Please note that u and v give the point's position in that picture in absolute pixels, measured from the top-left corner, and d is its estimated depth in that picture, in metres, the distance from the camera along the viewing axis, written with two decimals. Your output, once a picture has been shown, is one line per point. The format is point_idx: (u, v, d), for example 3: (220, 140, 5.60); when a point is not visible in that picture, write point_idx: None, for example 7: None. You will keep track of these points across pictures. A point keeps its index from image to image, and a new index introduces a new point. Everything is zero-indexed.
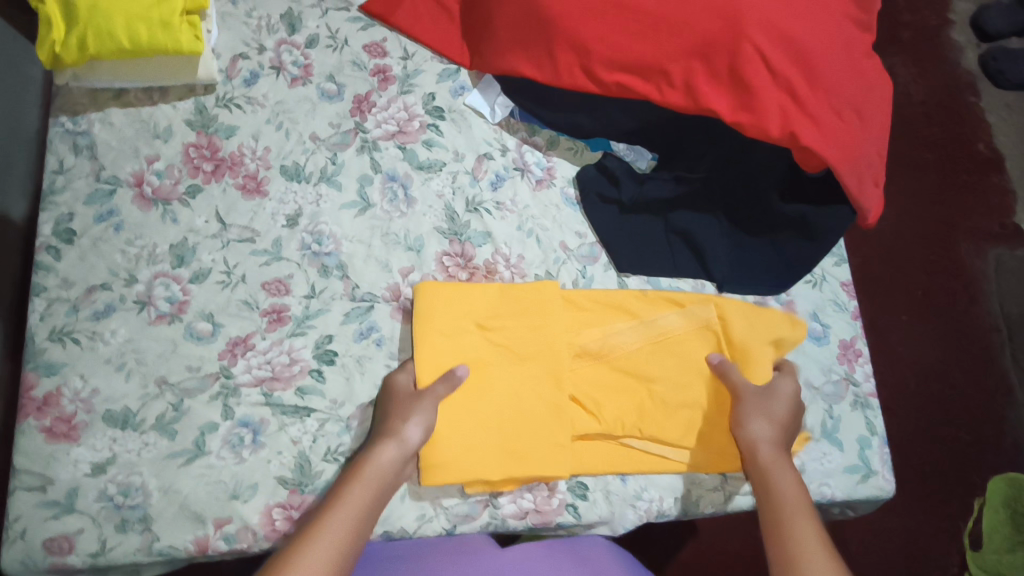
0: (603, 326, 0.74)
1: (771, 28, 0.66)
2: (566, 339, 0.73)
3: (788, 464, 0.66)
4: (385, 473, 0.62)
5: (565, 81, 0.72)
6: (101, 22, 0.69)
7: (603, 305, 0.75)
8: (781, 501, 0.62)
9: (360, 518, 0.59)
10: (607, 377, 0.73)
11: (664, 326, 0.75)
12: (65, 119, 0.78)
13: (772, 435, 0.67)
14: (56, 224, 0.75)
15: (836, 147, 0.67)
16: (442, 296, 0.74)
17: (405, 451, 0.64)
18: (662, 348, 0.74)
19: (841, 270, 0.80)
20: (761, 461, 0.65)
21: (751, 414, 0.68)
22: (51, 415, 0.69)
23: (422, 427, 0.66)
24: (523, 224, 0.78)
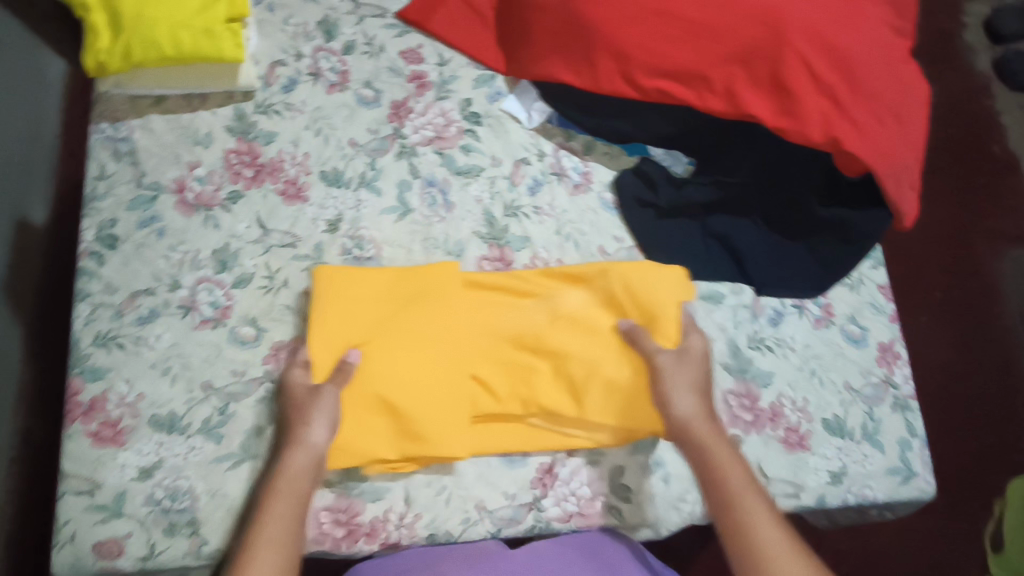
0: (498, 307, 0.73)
1: (814, 34, 0.66)
2: (475, 321, 0.73)
3: (723, 436, 0.64)
4: (301, 477, 0.61)
5: (605, 87, 0.73)
6: (145, 31, 0.70)
7: (512, 286, 0.75)
8: (723, 486, 0.61)
9: (294, 528, 0.58)
10: (524, 357, 0.73)
11: (574, 302, 0.74)
12: (105, 126, 0.78)
13: (698, 411, 0.65)
14: (99, 229, 0.75)
15: (877, 152, 0.67)
16: (339, 281, 0.72)
17: (316, 454, 0.63)
18: (572, 322, 0.74)
19: (879, 272, 0.81)
20: (694, 442, 0.63)
21: (669, 389, 0.67)
22: (97, 419, 0.70)
23: (325, 425, 0.65)
24: (561, 228, 0.78)
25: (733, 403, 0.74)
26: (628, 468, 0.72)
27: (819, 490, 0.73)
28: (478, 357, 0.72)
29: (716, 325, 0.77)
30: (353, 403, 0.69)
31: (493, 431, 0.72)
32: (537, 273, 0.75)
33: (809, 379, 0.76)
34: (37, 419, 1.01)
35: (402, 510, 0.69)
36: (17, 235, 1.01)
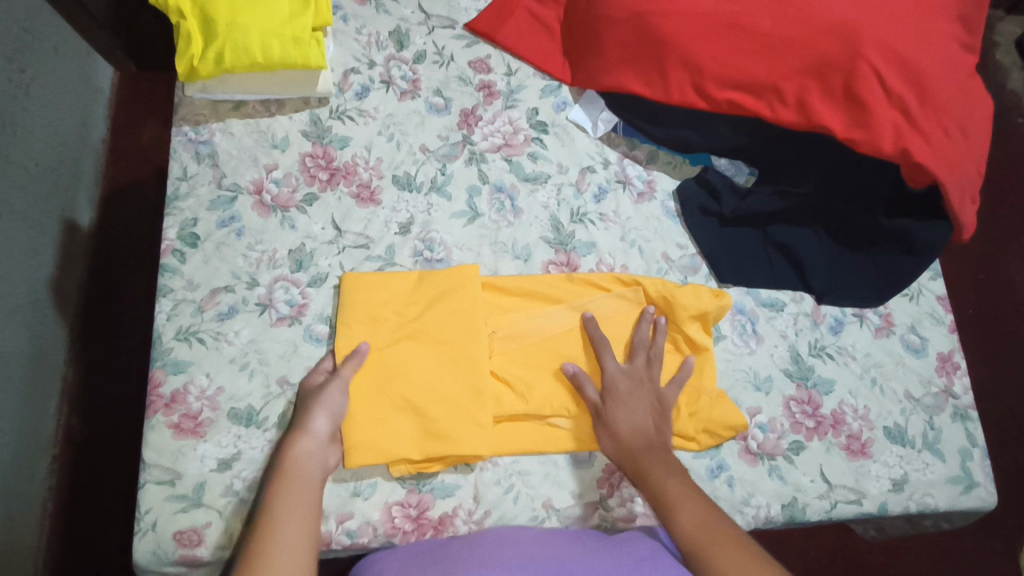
0: (526, 311, 0.76)
1: (888, 49, 0.69)
2: (505, 324, 0.75)
3: (660, 454, 0.68)
4: (308, 463, 0.64)
5: (676, 98, 0.76)
6: (238, 37, 0.73)
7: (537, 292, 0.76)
8: (664, 498, 0.64)
9: (303, 506, 0.60)
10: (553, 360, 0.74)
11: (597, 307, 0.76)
12: (188, 129, 0.81)
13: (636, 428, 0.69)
14: (181, 228, 0.78)
15: (945, 164, 0.69)
16: (372, 282, 0.75)
17: (321, 442, 0.65)
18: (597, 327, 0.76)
19: (938, 284, 0.82)
20: (635, 462, 0.68)
21: (615, 407, 0.70)
22: (178, 411, 0.72)
23: (328, 416, 0.67)
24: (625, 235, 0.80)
25: (796, 409, 0.75)
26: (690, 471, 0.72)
27: (881, 497, 0.73)
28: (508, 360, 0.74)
29: (778, 332, 0.78)
30: (379, 401, 0.70)
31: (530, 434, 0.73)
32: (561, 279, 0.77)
33: (870, 388, 0.77)
34: (78, 416, 1.05)
35: (472, 507, 0.70)
36: (66, 233, 1.10)
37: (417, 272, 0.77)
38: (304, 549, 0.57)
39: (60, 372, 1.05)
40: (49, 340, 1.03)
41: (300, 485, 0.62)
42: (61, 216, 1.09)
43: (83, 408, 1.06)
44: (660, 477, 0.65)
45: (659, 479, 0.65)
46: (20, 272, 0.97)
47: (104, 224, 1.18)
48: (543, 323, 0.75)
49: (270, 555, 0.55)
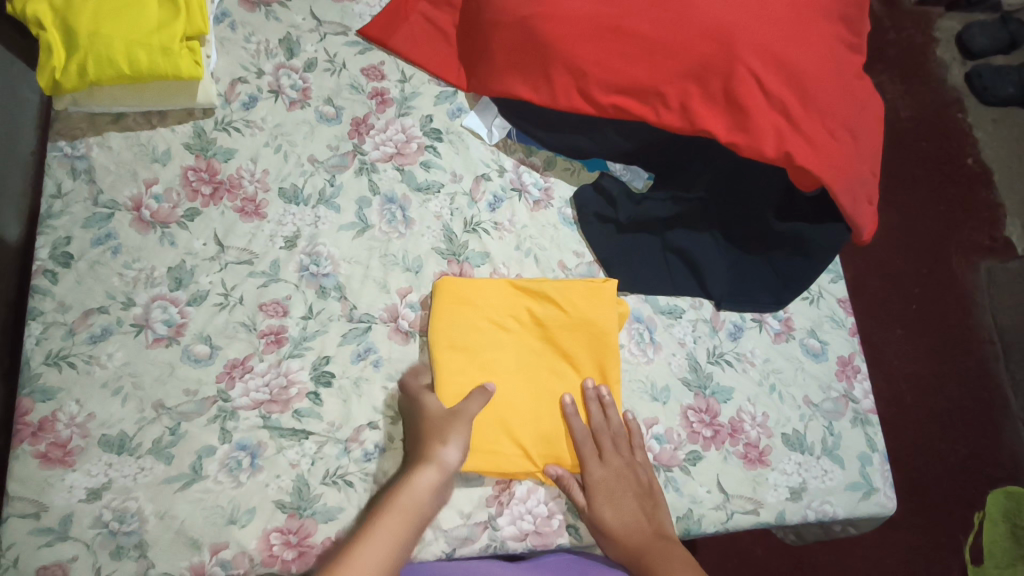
0: (467, 325, 0.73)
1: (765, 51, 0.67)
2: (461, 347, 0.72)
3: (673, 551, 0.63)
4: (418, 496, 0.61)
5: (563, 103, 0.75)
6: (100, 49, 0.70)
7: (479, 311, 0.73)
8: None
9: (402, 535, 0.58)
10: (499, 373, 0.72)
11: (547, 317, 0.74)
12: (63, 144, 0.78)
13: (630, 517, 0.66)
14: (53, 247, 0.74)
15: (831, 167, 0.68)
16: (459, 288, 0.73)
17: (442, 473, 0.63)
18: (552, 331, 0.74)
19: (838, 286, 0.81)
20: (637, 562, 0.63)
21: (599, 499, 0.67)
22: (45, 440, 0.68)
23: (458, 446, 0.65)
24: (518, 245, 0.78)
25: (693, 419, 0.74)
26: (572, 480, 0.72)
27: (779, 506, 0.72)
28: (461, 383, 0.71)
29: (676, 340, 0.77)
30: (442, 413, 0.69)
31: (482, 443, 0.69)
32: (503, 287, 0.74)
33: (768, 394, 0.76)
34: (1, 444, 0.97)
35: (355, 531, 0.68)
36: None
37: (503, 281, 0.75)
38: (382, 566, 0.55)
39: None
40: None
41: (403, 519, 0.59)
42: None
43: None
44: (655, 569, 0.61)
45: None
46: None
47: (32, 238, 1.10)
48: (488, 339, 0.73)
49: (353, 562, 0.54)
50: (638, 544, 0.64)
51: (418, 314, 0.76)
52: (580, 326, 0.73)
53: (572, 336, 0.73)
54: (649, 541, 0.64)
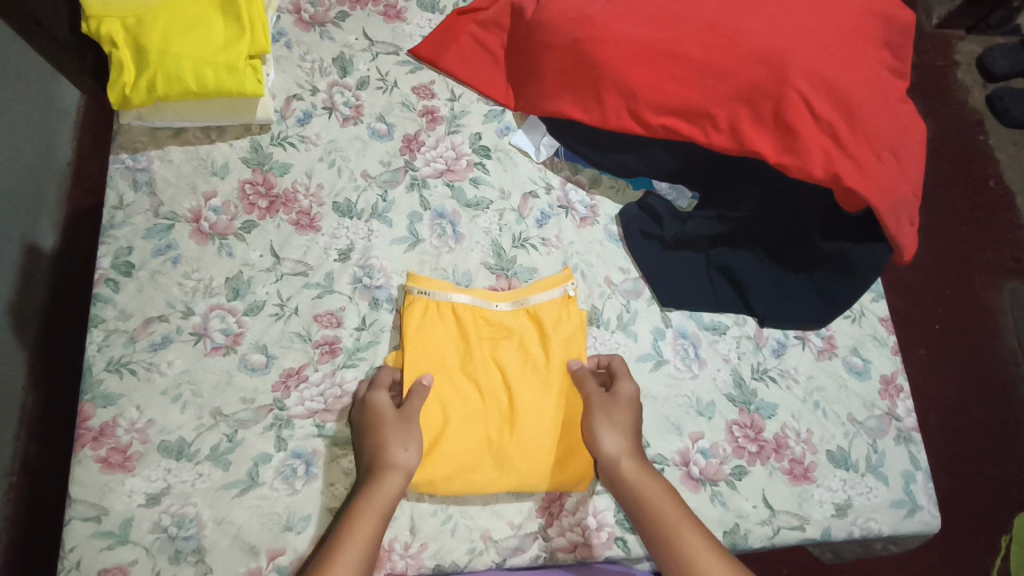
0: (457, 333, 0.73)
1: (814, 76, 0.69)
2: (464, 362, 0.73)
3: (652, 472, 0.66)
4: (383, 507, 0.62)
5: (612, 124, 0.77)
6: (170, 66, 0.73)
7: (513, 352, 0.73)
8: (666, 525, 0.62)
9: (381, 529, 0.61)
10: (474, 452, 0.69)
11: (535, 415, 0.71)
12: (125, 156, 0.81)
13: (629, 449, 0.68)
14: (115, 256, 0.77)
15: (877, 189, 0.69)
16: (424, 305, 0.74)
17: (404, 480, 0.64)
18: (523, 424, 0.70)
19: (879, 305, 0.82)
20: (630, 480, 0.65)
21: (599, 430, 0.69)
22: (106, 445, 0.69)
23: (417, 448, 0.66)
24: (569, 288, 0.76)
25: (738, 434, 0.75)
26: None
27: (825, 522, 0.72)
28: (433, 373, 0.71)
29: (721, 356, 0.78)
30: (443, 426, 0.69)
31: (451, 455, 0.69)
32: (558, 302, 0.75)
33: (813, 411, 0.77)
34: (36, 444, 1.07)
35: (407, 539, 0.68)
36: (25, 258, 1.11)
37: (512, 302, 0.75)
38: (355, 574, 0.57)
39: (18, 400, 1.07)
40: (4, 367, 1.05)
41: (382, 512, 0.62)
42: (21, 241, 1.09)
43: (41, 435, 1.08)
44: (649, 490, 0.64)
45: (650, 499, 0.64)
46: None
47: (65, 247, 1.18)
48: (513, 359, 0.73)
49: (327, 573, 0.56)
50: (630, 469, 0.66)
51: None
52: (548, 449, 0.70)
53: (528, 458, 0.69)
54: (643, 466, 0.67)
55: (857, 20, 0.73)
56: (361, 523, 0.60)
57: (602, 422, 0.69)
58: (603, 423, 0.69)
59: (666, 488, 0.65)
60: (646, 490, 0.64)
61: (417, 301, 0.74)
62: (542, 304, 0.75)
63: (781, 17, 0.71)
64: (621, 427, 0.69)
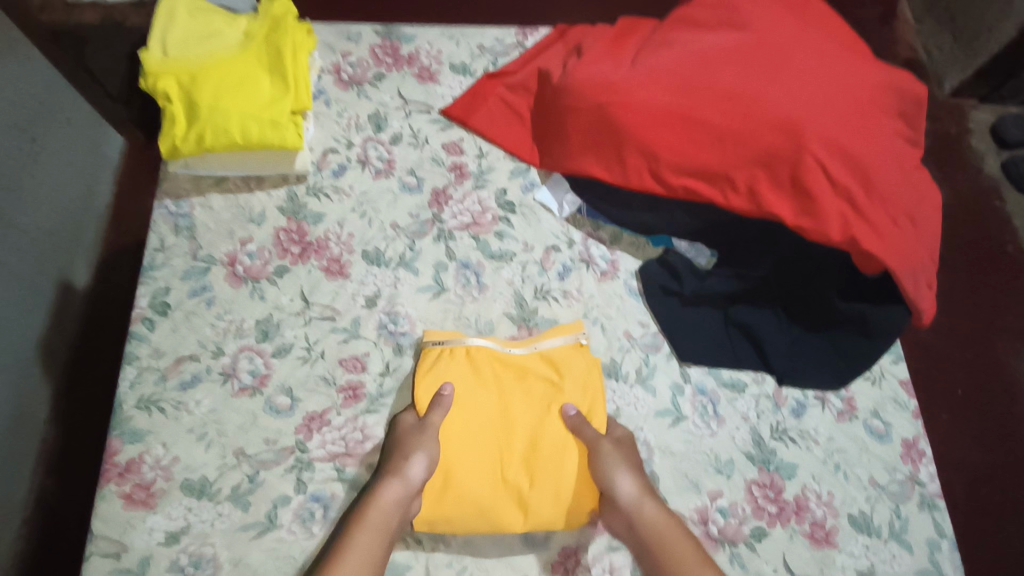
0: (473, 376, 0.76)
1: (831, 143, 0.72)
2: (475, 403, 0.75)
3: (671, 517, 0.69)
4: (387, 518, 0.66)
5: (634, 183, 0.80)
6: (219, 121, 0.78)
7: (525, 392, 0.76)
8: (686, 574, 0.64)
9: (377, 542, 0.64)
10: (493, 491, 0.71)
11: (549, 454, 0.73)
12: (169, 202, 0.85)
13: (645, 493, 0.69)
14: (153, 296, 0.80)
15: (895, 253, 0.71)
16: (440, 352, 0.77)
17: (409, 488, 0.68)
18: (540, 462, 0.72)
19: (900, 368, 0.82)
20: (650, 527, 0.68)
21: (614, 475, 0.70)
22: (131, 481, 0.71)
23: (424, 461, 0.69)
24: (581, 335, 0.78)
25: (757, 494, 0.74)
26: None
27: None
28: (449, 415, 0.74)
29: (739, 414, 0.78)
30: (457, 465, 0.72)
31: (473, 494, 0.71)
32: (570, 348, 0.78)
33: (833, 474, 0.76)
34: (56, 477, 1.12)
35: None
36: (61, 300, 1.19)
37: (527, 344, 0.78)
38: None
39: None
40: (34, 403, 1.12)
41: (379, 526, 0.65)
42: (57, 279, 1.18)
43: None
44: (667, 537, 0.67)
45: (669, 548, 0.66)
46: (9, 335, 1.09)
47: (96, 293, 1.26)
48: (526, 397, 0.75)
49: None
50: (647, 513, 0.68)
51: None
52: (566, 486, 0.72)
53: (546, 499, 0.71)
54: (661, 509, 0.69)
55: (872, 91, 0.76)
56: (356, 537, 0.64)
57: (614, 468, 0.70)
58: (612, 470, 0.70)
59: (681, 532, 0.68)
60: (666, 535, 0.67)
61: (430, 348, 0.77)
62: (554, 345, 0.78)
63: (797, 86, 0.74)
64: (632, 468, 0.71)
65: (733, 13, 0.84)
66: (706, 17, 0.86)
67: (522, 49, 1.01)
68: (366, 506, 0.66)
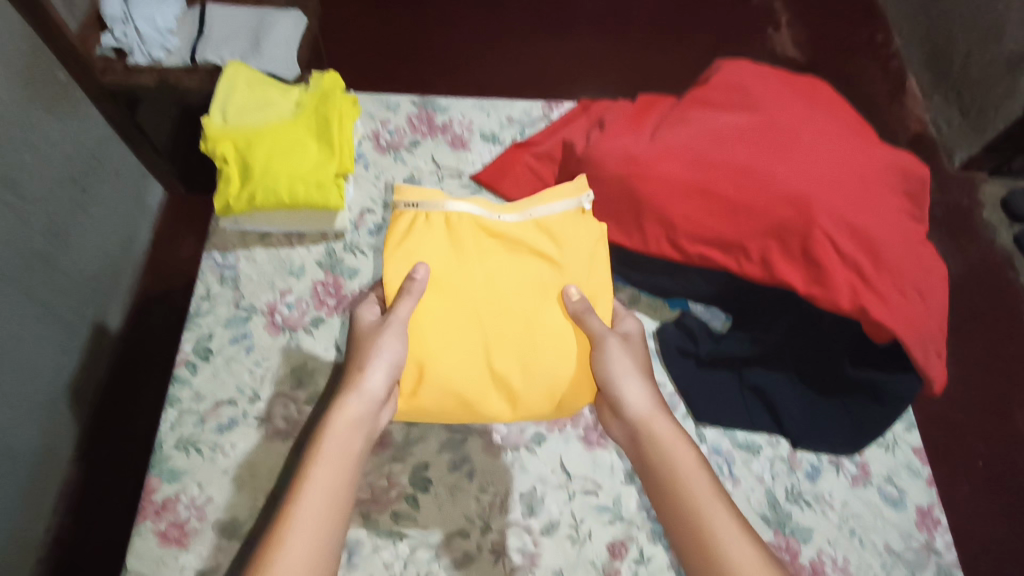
0: (461, 253, 0.83)
1: (838, 219, 0.77)
2: (462, 280, 0.82)
3: (670, 424, 0.73)
4: (346, 438, 0.69)
5: (653, 249, 0.85)
6: (269, 183, 0.85)
7: (525, 274, 0.83)
8: (677, 477, 0.68)
9: (344, 457, 0.67)
10: (480, 374, 0.78)
11: (546, 338, 0.80)
12: (217, 254, 0.92)
13: (650, 404, 0.75)
14: (197, 342, 0.85)
15: (903, 323, 0.74)
16: (419, 230, 0.83)
17: (367, 402, 0.72)
18: (532, 349, 0.80)
19: (913, 435, 0.83)
20: (646, 433, 0.73)
21: (611, 378, 0.77)
22: (166, 519, 0.74)
23: (381, 373, 0.74)
24: (583, 201, 0.85)
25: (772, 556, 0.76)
26: (625, 497, 0.79)
27: None
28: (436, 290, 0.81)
29: (754, 475, 0.80)
30: (439, 346, 0.78)
31: (465, 377, 0.78)
32: (572, 213, 0.85)
33: (848, 538, 0.77)
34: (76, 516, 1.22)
35: None
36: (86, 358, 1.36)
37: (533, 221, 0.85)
38: (333, 496, 0.64)
39: None
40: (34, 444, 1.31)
41: (340, 454, 0.67)
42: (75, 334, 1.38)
43: None
44: (662, 439, 0.71)
45: (665, 454, 0.70)
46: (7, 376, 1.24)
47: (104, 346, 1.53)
48: (514, 278, 0.82)
49: (308, 493, 0.63)
50: (644, 419, 0.73)
51: (510, 429, 0.82)
52: (559, 378, 0.79)
53: (536, 387, 0.79)
54: (658, 415, 0.74)
55: (877, 171, 0.82)
56: (320, 453, 0.67)
57: (611, 364, 0.77)
58: (609, 364, 0.77)
59: (680, 435, 0.72)
60: (664, 441, 0.71)
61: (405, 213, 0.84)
62: (558, 217, 0.85)
63: (806, 165, 0.80)
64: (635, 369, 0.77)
65: (746, 96, 0.91)
66: (721, 99, 0.93)
67: (548, 121, 1.09)
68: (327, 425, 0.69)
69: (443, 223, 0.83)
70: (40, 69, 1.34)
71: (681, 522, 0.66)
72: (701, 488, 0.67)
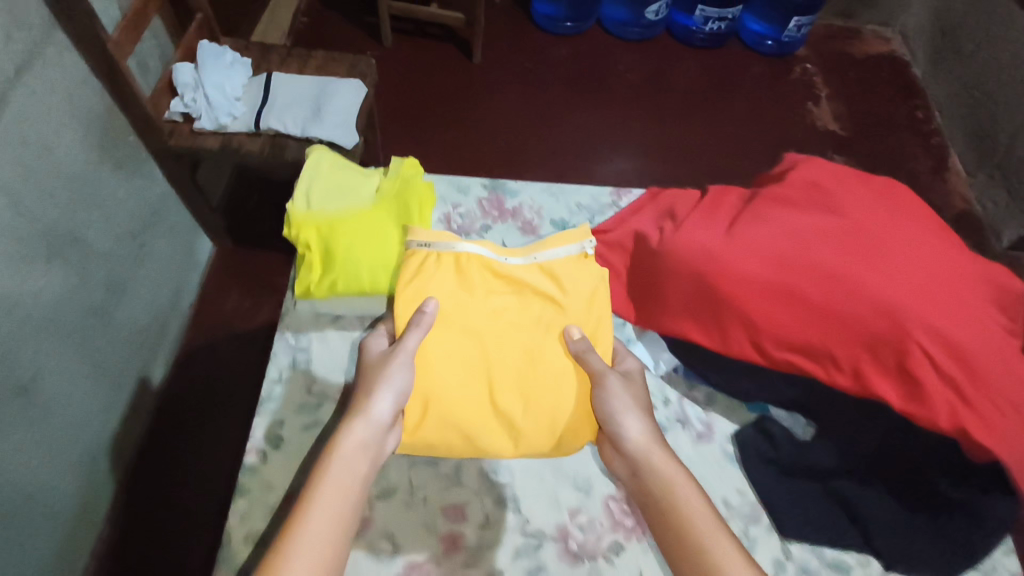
0: (466, 290, 0.88)
1: (935, 333, 0.74)
2: (468, 316, 0.86)
3: (668, 456, 0.76)
4: (357, 457, 0.70)
5: (735, 351, 0.84)
6: (354, 273, 0.86)
7: (528, 314, 0.88)
8: (678, 505, 0.70)
9: (354, 477, 0.69)
10: (482, 408, 0.83)
11: (546, 375, 0.85)
12: (290, 336, 0.92)
13: (650, 438, 0.78)
14: (268, 429, 0.84)
15: (1009, 446, 0.71)
16: (432, 265, 0.87)
17: (378, 426, 0.74)
18: (531, 384, 0.85)
19: (1013, 560, 0.79)
20: (645, 464, 0.75)
21: (612, 414, 0.80)
22: None
23: (388, 403, 0.77)
24: (585, 247, 0.92)
25: None
26: None
27: None
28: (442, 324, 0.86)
29: None
30: (444, 379, 0.83)
31: (466, 411, 0.82)
32: (575, 258, 0.92)
33: None
34: None
35: None
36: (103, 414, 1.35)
37: (538, 265, 0.91)
38: (340, 513, 0.65)
39: None
40: (73, 497, 1.31)
41: (349, 472, 0.69)
42: (100, 387, 1.37)
43: None
44: (661, 469, 0.74)
45: (667, 484, 0.72)
46: (59, 433, 1.25)
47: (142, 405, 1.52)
48: (516, 315, 0.88)
49: (315, 508, 0.65)
50: (644, 450, 0.76)
51: (586, 536, 0.80)
52: (558, 416, 0.84)
53: (536, 423, 0.83)
54: (656, 448, 0.77)
55: (971, 283, 0.80)
56: (329, 474, 0.68)
57: (612, 400, 0.81)
58: (611, 401, 0.81)
59: (679, 467, 0.75)
60: (665, 471, 0.74)
61: (416, 250, 0.88)
62: (559, 261, 0.91)
63: (899, 274, 0.78)
64: (635, 406, 0.81)
65: (828, 194, 0.89)
66: (800, 194, 0.91)
67: (617, 209, 1.10)
68: (337, 443, 0.71)
69: (453, 261, 0.88)
70: (114, 133, 1.40)
71: (682, 551, 0.67)
72: (703, 516, 0.69)
